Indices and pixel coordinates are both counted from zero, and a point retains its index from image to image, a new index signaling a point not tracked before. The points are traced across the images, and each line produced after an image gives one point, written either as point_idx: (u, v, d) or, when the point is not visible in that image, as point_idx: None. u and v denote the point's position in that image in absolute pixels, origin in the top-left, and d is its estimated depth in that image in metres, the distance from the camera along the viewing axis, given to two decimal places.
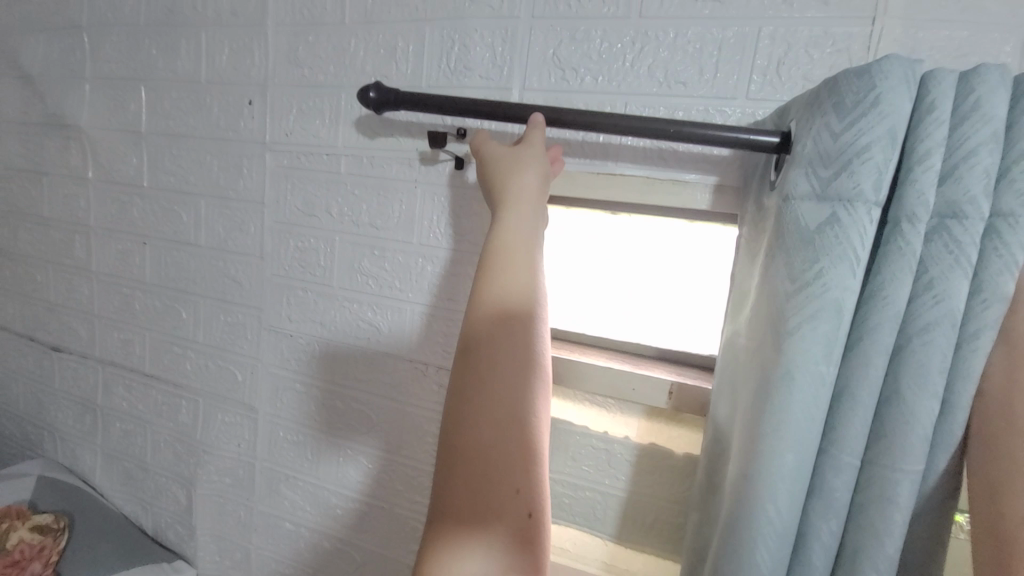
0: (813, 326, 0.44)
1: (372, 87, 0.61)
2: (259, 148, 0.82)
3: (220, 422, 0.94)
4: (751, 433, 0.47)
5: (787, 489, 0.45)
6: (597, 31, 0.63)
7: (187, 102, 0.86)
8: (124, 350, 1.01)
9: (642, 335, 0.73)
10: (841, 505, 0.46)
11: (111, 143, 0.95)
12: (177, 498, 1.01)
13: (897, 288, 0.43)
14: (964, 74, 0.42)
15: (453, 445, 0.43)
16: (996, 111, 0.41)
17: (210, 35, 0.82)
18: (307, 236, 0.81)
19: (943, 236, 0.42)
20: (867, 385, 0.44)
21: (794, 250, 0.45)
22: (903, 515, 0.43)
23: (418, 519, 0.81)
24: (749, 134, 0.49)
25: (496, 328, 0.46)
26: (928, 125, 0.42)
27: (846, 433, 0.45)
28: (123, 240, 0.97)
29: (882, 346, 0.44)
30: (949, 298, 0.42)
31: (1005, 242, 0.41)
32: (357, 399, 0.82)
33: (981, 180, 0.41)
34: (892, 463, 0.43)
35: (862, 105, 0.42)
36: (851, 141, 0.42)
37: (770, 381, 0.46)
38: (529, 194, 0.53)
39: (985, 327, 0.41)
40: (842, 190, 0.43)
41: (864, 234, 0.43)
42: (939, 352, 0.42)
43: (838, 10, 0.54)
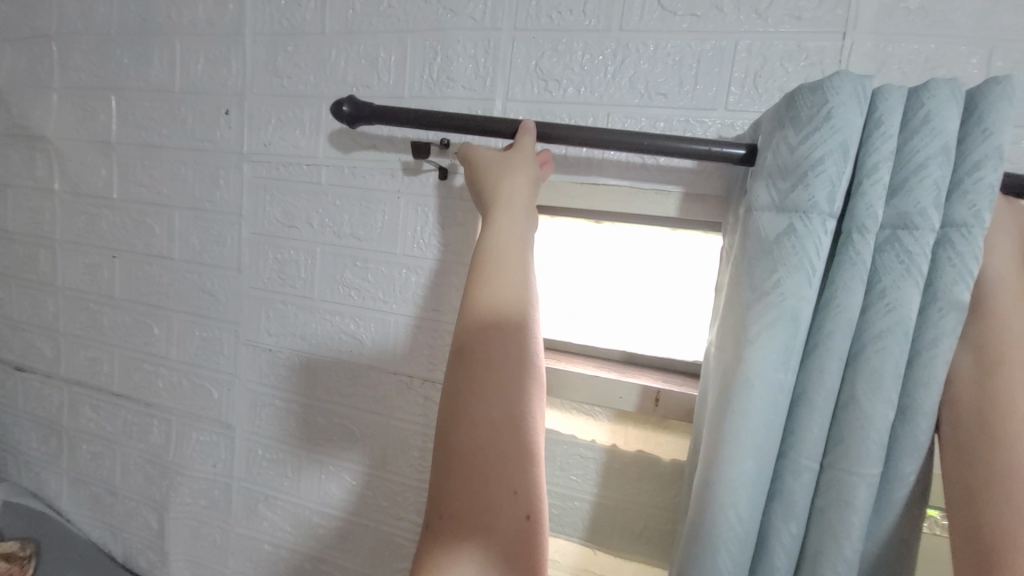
0: (772, 335, 0.45)
1: (345, 100, 0.62)
2: (235, 158, 0.80)
3: (194, 441, 0.90)
4: (711, 443, 0.48)
5: (748, 496, 0.45)
6: (578, 44, 0.64)
7: (160, 112, 0.84)
8: (91, 369, 0.97)
9: (629, 343, 0.73)
10: (803, 511, 0.47)
11: (79, 153, 0.91)
12: (149, 522, 0.96)
13: (849, 296, 0.44)
14: (914, 91, 0.44)
15: (449, 449, 0.43)
16: (946, 125, 0.43)
17: (184, 44, 0.81)
18: (286, 248, 0.79)
19: (895, 246, 0.43)
20: (822, 390, 0.45)
21: (753, 260, 0.47)
22: (860, 517, 0.44)
23: (404, 536, 0.79)
24: (716, 146, 0.51)
25: (489, 333, 0.46)
26: (877, 139, 0.44)
27: (804, 437, 0.46)
28: (91, 253, 0.93)
29: (838, 352, 0.45)
30: (902, 306, 0.43)
31: (958, 250, 0.42)
32: (341, 414, 0.80)
33: (930, 192, 0.42)
34: (850, 467, 0.44)
35: (817, 120, 0.44)
36: (806, 154, 0.44)
37: (731, 389, 0.47)
38: (518, 199, 0.53)
39: (942, 334, 0.43)
40: (799, 203, 0.44)
41: (819, 246, 0.44)
42: (892, 358, 0.43)
43: (811, 25, 0.56)
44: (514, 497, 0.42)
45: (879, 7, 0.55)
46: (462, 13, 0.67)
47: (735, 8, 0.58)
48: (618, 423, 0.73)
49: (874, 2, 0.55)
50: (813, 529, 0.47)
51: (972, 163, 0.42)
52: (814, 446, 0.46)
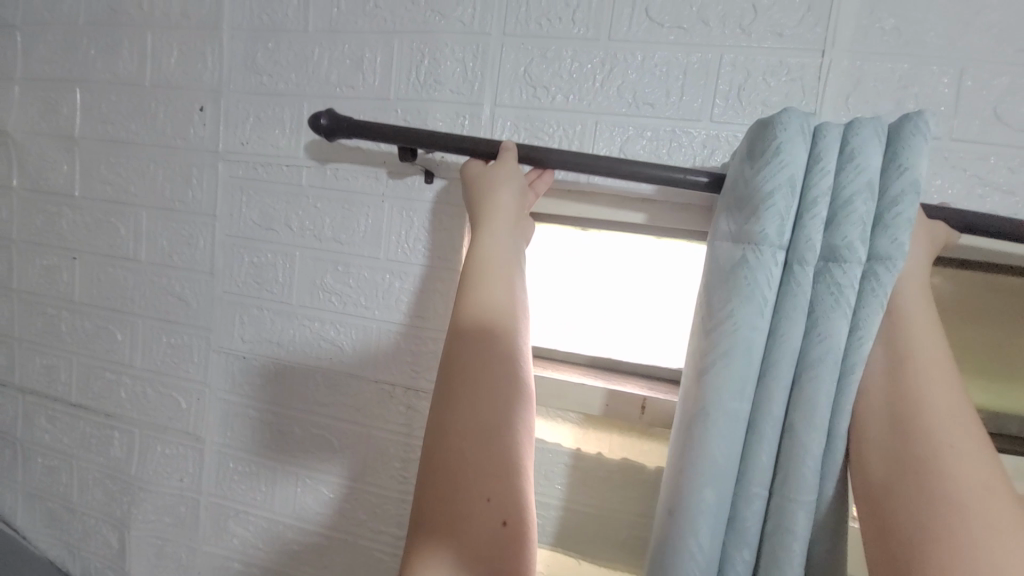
0: (727, 364, 0.46)
1: (322, 113, 0.61)
2: (210, 157, 0.77)
3: (160, 454, 0.85)
4: (676, 472, 0.48)
5: (707, 527, 0.46)
6: (567, 51, 0.64)
7: (130, 107, 0.80)
8: (47, 377, 0.91)
9: (614, 351, 0.73)
10: (754, 539, 0.47)
11: (39, 147, 0.86)
12: (108, 541, 0.90)
13: (791, 327, 0.45)
14: (847, 127, 0.46)
15: (431, 456, 0.43)
16: (870, 161, 0.45)
17: (158, 36, 0.77)
18: (263, 251, 0.76)
19: (827, 279, 0.45)
20: (770, 418, 0.46)
21: (713, 288, 0.48)
22: (801, 545, 0.44)
23: (384, 551, 0.76)
24: (676, 172, 0.53)
25: (476, 343, 0.46)
26: (816, 173, 0.45)
27: (757, 465, 0.46)
28: (50, 254, 0.88)
29: (783, 381, 0.46)
30: (832, 338, 0.44)
31: (880, 283, 0.44)
32: (319, 424, 0.77)
33: (857, 227, 0.44)
34: (790, 494, 0.45)
35: (772, 155, 0.46)
36: (759, 187, 0.46)
37: (690, 417, 0.47)
38: (505, 209, 0.53)
39: (861, 362, 0.44)
40: (752, 234, 0.46)
41: (769, 277, 0.46)
42: (829, 388, 0.44)
43: (793, 41, 0.58)
44: (494, 508, 0.41)
45: (856, 26, 0.57)
46: (450, 16, 0.66)
47: (720, 22, 0.60)
48: (602, 430, 0.73)
49: (852, 21, 0.57)
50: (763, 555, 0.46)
51: (892, 198, 0.44)
52: (764, 474, 0.46)
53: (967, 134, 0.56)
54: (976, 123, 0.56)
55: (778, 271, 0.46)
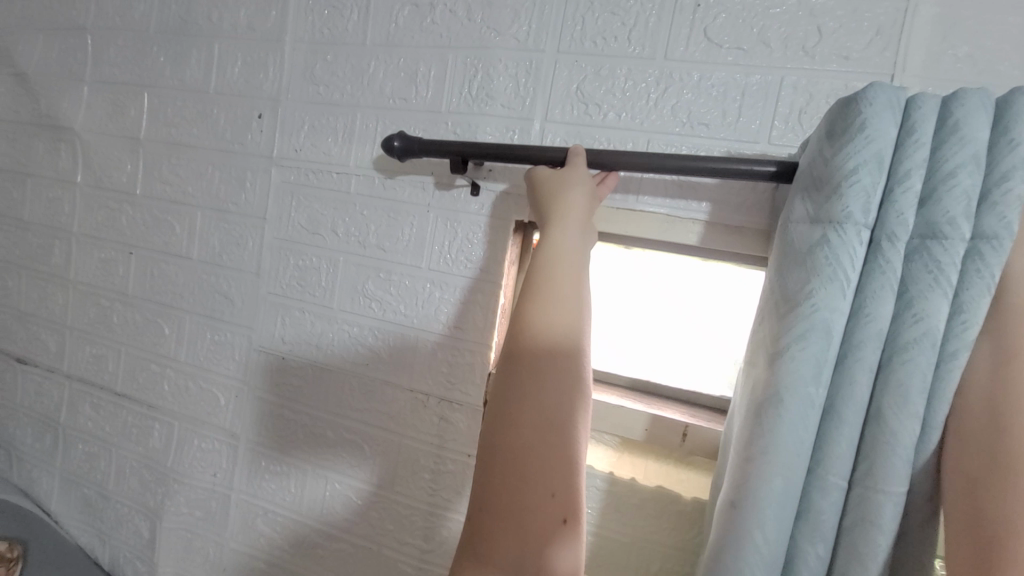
0: (803, 347, 0.45)
1: (395, 136, 0.64)
2: (265, 162, 0.79)
3: (196, 448, 0.87)
4: (741, 460, 0.47)
5: (777, 518, 0.44)
6: (621, 70, 0.64)
7: (192, 112, 0.84)
8: (95, 366, 0.95)
9: (657, 372, 0.72)
10: (830, 534, 0.45)
11: (105, 146, 0.91)
12: (140, 531, 0.92)
13: (879, 306, 0.44)
14: (946, 99, 0.45)
15: (494, 444, 0.45)
16: (975, 134, 0.43)
17: (223, 47, 0.81)
18: (309, 255, 0.78)
19: (924, 256, 0.43)
20: (851, 404, 0.45)
21: (790, 269, 0.48)
22: (887, 541, 0.43)
23: (408, 563, 0.75)
24: (744, 164, 0.52)
25: (541, 338, 0.47)
26: (909, 147, 0.44)
27: (832, 455, 0.45)
28: (108, 248, 0.92)
29: (867, 363, 0.44)
30: (929, 317, 0.42)
31: (986, 262, 0.41)
32: (351, 429, 0.77)
33: (960, 203, 0.42)
34: (876, 485, 0.43)
35: (862, 130, 0.45)
36: (843, 164, 0.45)
37: (762, 401, 0.46)
38: (577, 212, 0.53)
39: (962, 347, 0.42)
40: (834, 213, 0.45)
41: (853, 256, 0.44)
42: (921, 370, 0.42)
43: (859, 65, 0.56)
44: (553, 498, 0.43)
45: (928, 52, 0.55)
46: (506, 33, 0.67)
47: (783, 45, 0.58)
48: (635, 454, 0.70)
49: (923, 47, 0.55)
50: (839, 550, 0.45)
51: (1001, 174, 0.42)
52: (842, 462, 0.45)
53: None
54: None
55: (864, 249, 0.45)
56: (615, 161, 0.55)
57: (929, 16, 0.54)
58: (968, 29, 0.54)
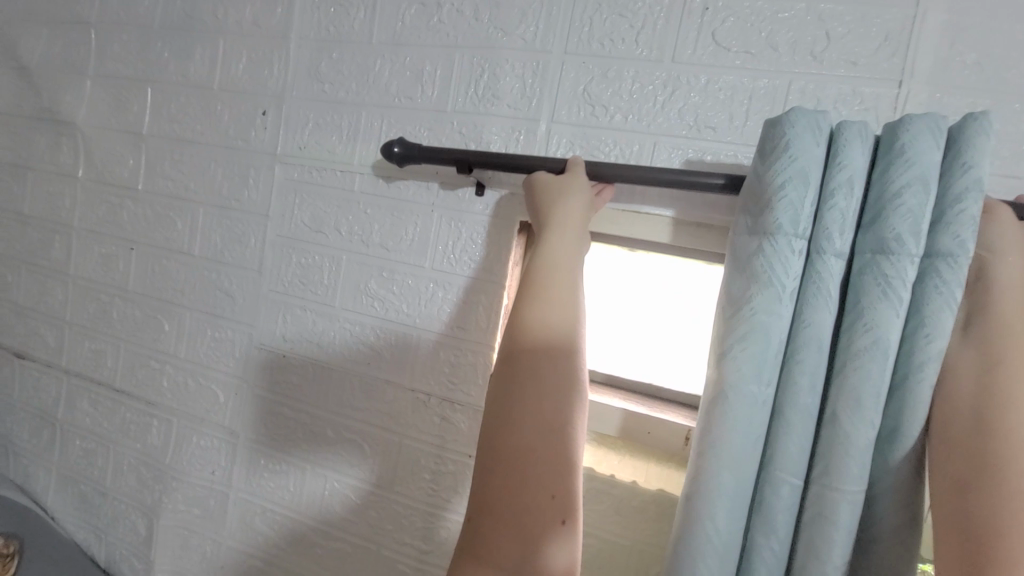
0: (744, 349, 0.47)
1: (395, 142, 0.66)
2: (268, 159, 0.79)
3: (194, 446, 0.87)
4: (694, 457, 0.48)
5: (729, 510, 0.46)
6: (629, 71, 0.63)
7: (196, 108, 0.83)
8: (93, 362, 0.94)
9: (660, 377, 0.71)
10: (784, 530, 0.47)
11: (108, 141, 0.90)
12: (136, 528, 0.92)
13: (817, 315, 0.46)
14: (892, 124, 0.46)
15: (496, 444, 0.44)
16: (922, 156, 0.44)
17: (228, 42, 0.81)
18: (311, 253, 0.77)
19: (874, 270, 0.45)
20: (797, 404, 0.47)
21: (730, 278, 0.49)
22: (842, 538, 0.44)
23: (407, 563, 0.75)
24: (692, 176, 0.55)
25: (538, 339, 0.47)
26: (832, 168, 0.46)
27: (783, 453, 0.47)
28: (109, 244, 0.91)
29: (808, 366, 0.46)
30: (878, 327, 0.44)
31: (944, 278, 0.44)
32: (351, 427, 0.77)
33: (906, 220, 0.44)
34: (830, 482, 0.45)
35: (788, 147, 0.47)
36: (772, 178, 0.47)
37: (708, 404, 0.48)
38: (579, 219, 0.54)
39: (928, 359, 0.44)
40: (767, 226, 0.47)
41: (788, 266, 0.46)
42: (873, 377, 0.44)
43: (867, 71, 0.56)
44: (553, 498, 0.43)
45: (935, 59, 0.55)
46: (513, 34, 0.67)
47: (791, 49, 0.58)
48: (637, 458, 0.70)
49: (930, 54, 0.55)
50: (799, 546, 0.47)
51: (955, 196, 0.44)
52: (792, 460, 0.47)
53: None
54: None
55: (804, 262, 0.47)
56: (611, 174, 0.57)
57: (937, 23, 0.54)
58: (976, 37, 0.54)
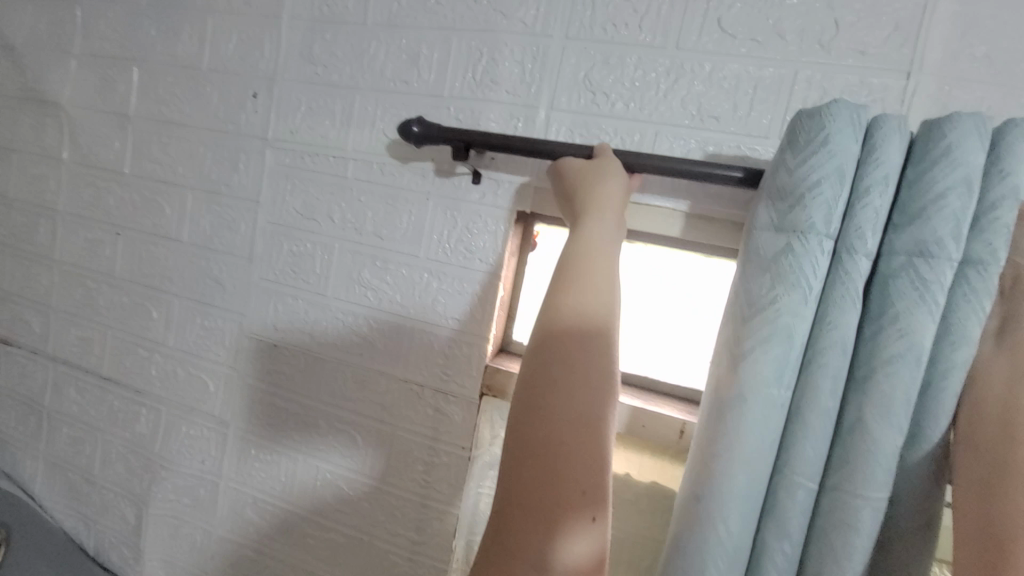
0: (765, 349, 0.45)
1: (412, 121, 0.63)
2: (259, 143, 0.77)
3: (184, 436, 0.85)
4: (704, 457, 0.47)
5: (741, 511, 0.46)
6: (631, 58, 0.62)
7: (184, 89, 0.81)
8: (81, 349, 0.92)
9: (656, 371, 0.70)
10: (798, 533, 0.46)
11: (93, 122, 0.88)
12: (126, 517, 0.91)
13: (845, 317, 0.45)
14: (937, 121, 0.44)
15: (525, 437, 0.44)
16: (968, 157, 0.43)
17: (217, 22, 0.78)
18: (304, 241, 0.76)
19: (911, 273, 0.43)
20: (817, 407, 0.45)
21: (751, 275, 0.47)
22: (861, 544, 0.44)
23: (399, 554, 0.74)
24: (707, 167, 0.53)
25: (571, 332, 0.46)
26: (870, 165, 0.45)
27: (799, 455, 0.46)
28: (95, 228, 0.89)
29: (831, 369, 0.45)
30: (913, 332, 0.43)
31: (973, 285, 0.43)
32: (342, 418, 0.76)
33: (947, 224, 0.43)
34: (852, 489, 0.44)
35: (819, 142, 0.45)
36: (799, 172, 0.46)
37: (723, 404, 0.46)
38: (610, 205, 0.52)
39: (954, 366, 0.43)
40: (797, 223, 0.45)
41: (816, 266, 0.45)
42: (906, 382, 0.43)
43: (875, 62, 0.55)
44: (583, 495, 0.42)
45: (945, 50, 0.53)
46: (513, 17, 0.65)
47: (798, 37, 0.57)
48: (630, 450, 0.69)
49: (940, 46, 0.53)
50: (814, 550, 0.46)
51: (993, 201, 0.43)
52: (808, 463, 0.46)
53: None
54: None
55: (836, 262, 0.45)
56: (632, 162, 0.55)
57: (948, 13, 0.53)
58: (987, 29, 0.52)
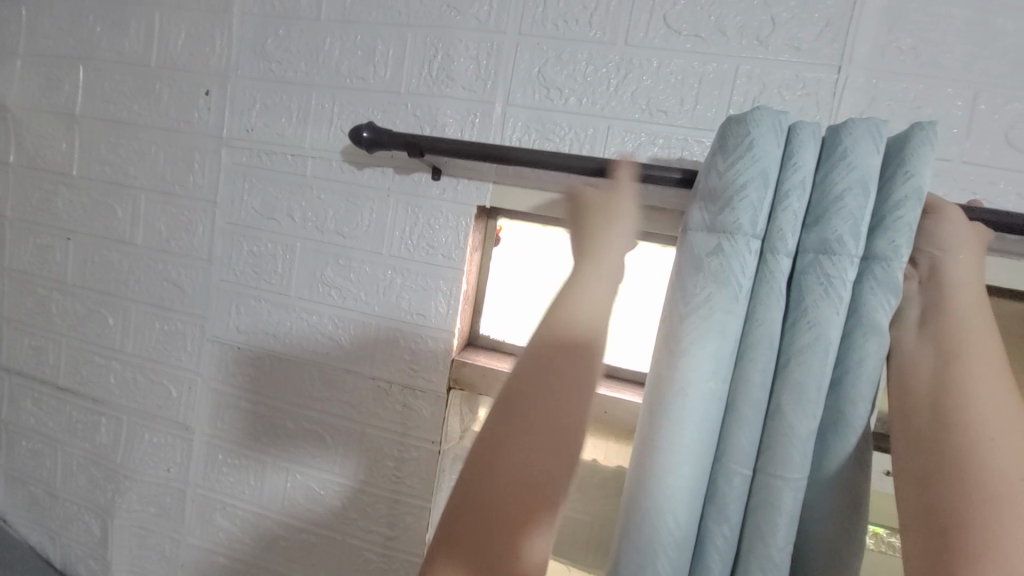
0: (703, 346, 0.47)
1: (364, 126, 0.63)
2: (214, 143, 0.75)
3: (147, 444, 0.84)
4: (643, 454, 0.49)
5: (685, 502, 0.47)
6: (582, 54, 0.63)
7: (133, 88, 0.79)
8: (34, 359, 0.89)
9: (617, 357, 0.73)
10: (735, 517, 0.48)
11: (38, 123, 0.84)
12: (90, 528, 0.89)
13: (767, 313, 0.47)
14: (839, 127, 0.47)
15: (491, 474, 0.35)
16: (864, 160, 0.46)
17: (165, 18, 0.76)
18: (263, 241, 0.75)
19: (817, 269, 0.46)
20: (749, 399, 0.48)
21: (686, 276, 0.49)
22: (786, 523, 0.46)
23: (373, 550, 0.75)
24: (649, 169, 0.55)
25: (570, 355, 0.39)
26: (788, 169, 0.47)
27: (735, 444, 0.48)
28: (44, 233, 0.86)
29: (760, 363, 0.47)
30: (820, 324, 0.45)
31: (878, 280, 0.45)
32: (311, 418, 0.76)
33: (847, 222, 0.45)
34: (775, 471, 0.46)
35: (746, 148, 0.48)
36: (725, 178, 0.48)
37: (664, 400, 0.48)
38: (619, 212, 0.48)
39: (867, 356, 0.45)
40: (726, 224, 0.47)
41: (743, 264, 0.47)
42: (815, 370, 0.46)
43: (810, 56, 0.58)
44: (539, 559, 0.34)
45: (874, 43, 0.57)
46: (467, 13, 0.66)
47: (739, 33, 0.59)
48: (595, 436, 0.71)
49: (869, 40, 0.57)
50: (746, 531, 0.48)
51: (894, 204, 0.45)
52: (745, 453, 0.48)
53: (978, 157, 0.56)
54: (987, 147, 0.56)
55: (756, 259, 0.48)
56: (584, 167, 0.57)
57: (877, 8, 0.56)
58: (913, 23, 0.56)
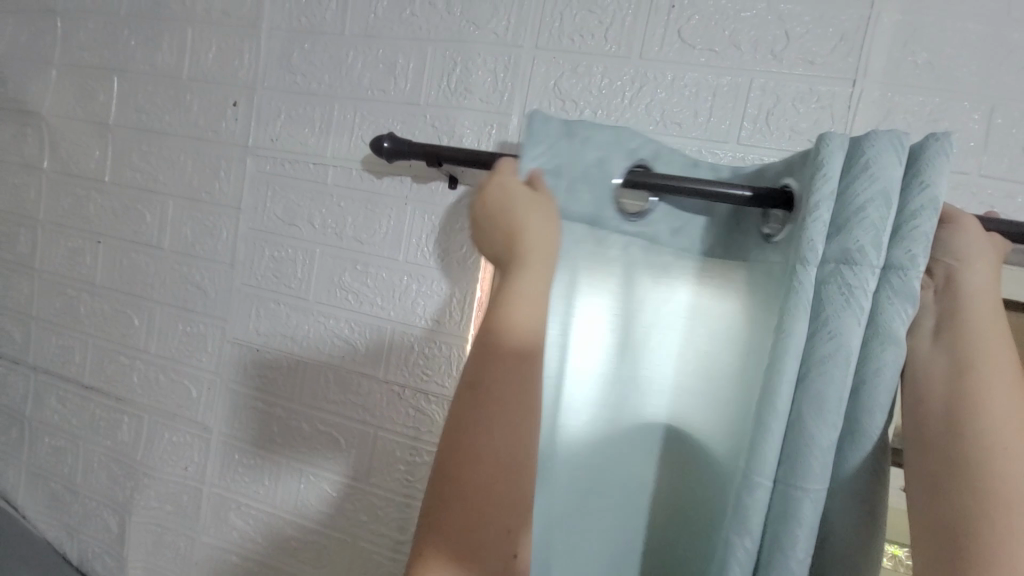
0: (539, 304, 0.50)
1: (385, 137, 0.64)
2: (239, 151, 0.78)
3: (166, 442, 0.86)
4: None
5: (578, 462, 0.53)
6: (597, 68, 0.65)
7: (164, 99, 0.82)
8: (61, 358, 0.92)
9: None
10: (757, 529, 0.45)
11: (73, 131, 0.88)
12: (108, 525, 0.91)
13: (791, 322, 0.44)
14: (857, 138, 0.45)
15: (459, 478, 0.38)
16: (886, 172, 0.43)
17: (197, 33, 0.79)
18: (285, 246, 0.77)
19: (837, 280, 0.43)
20: (775, 410, 0.44)
21: None
22: (807, 533, 0.43)
23: (383, 554, 0.75)
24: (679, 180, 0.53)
25: (514, 354, 0.40)
26: (812, 179, 0.45)
27: (760, 455, 0.44)
28: (75, 237, 0.89)
29: (786, 375, 0.44)
30: (842, 334, 0.43)
31: (895, 291, 0.43)
32: (325, 420, 0.77)
33: (869, 233, 0.43)
34: (796, 482, 0.44)
35: (548, 143, 0.47)
36: (527, 167, 0.47)
37: None
38: (535, 199, 0.43)
39: (884, 365, 0.43)
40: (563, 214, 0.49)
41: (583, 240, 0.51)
42: (837, 382, 0.43)
43: (824, 70, 0.59)
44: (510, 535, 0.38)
45: (888, 57, 0.57)
46: (485, 28, 0.68)
47: (752, 47, 0.60)
48: None
49: (883, 54, 0.57)
50: (763, 545, 0.45)
51: (911, 211, 0.43)
52: (769, 463, 0.44)
53: (996, 170, 0.56)
54: (1004, 161, 0.56)
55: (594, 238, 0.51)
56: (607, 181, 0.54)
57: (890, 24, 0.57)
58: (928, 37, 0.56)
